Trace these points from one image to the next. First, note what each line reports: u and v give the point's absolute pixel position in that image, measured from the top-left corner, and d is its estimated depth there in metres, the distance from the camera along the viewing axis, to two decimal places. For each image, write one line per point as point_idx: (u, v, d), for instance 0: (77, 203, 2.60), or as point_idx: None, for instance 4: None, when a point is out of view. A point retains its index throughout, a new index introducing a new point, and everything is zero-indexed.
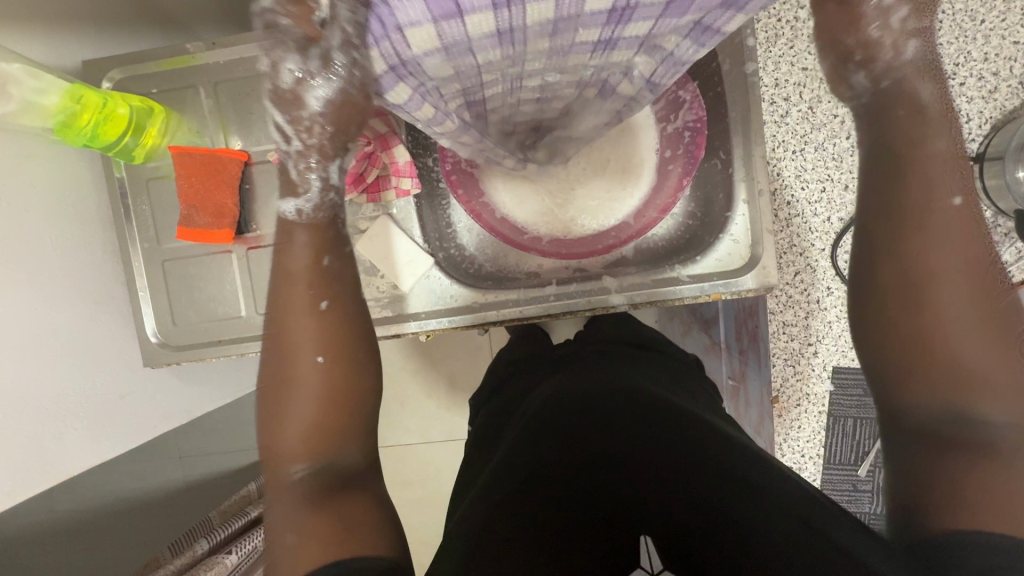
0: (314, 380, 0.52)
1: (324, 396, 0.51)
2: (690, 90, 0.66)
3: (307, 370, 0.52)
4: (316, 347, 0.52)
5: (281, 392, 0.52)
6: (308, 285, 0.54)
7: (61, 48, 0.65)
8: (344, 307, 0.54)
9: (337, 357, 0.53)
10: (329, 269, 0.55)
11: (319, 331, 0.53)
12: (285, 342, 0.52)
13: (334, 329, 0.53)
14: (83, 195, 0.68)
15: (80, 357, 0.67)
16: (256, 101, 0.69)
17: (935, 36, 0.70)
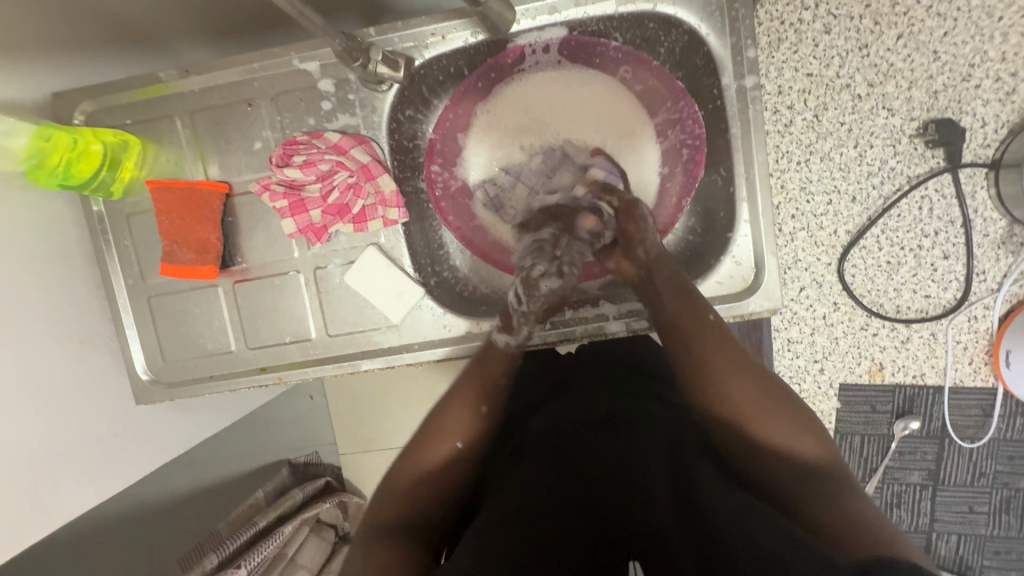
0: (462, 426, 0.57)
1: (468, 451, 0.57)
2: (687, 103, 0.63)
3: (458, 422, 0.57)
4: (473, 405, 0.59)
5: (434, 425, 0.57)
6: (500, 369, 0.61)
7: (28, 82, 0.63)
8: (512, 392, 0.62)
9: (491, 423, 0.59)
10: (512, 361, 0.62)
11: (492, 404, 0.59)
12: (457, 398, 0.59)
13: (501, 406, 0.60)
14: (62, 234, 0.66)
15: (71, 401, 0.66)
16: (234, 128, 0.66)
17: (949, 36, 0.65)
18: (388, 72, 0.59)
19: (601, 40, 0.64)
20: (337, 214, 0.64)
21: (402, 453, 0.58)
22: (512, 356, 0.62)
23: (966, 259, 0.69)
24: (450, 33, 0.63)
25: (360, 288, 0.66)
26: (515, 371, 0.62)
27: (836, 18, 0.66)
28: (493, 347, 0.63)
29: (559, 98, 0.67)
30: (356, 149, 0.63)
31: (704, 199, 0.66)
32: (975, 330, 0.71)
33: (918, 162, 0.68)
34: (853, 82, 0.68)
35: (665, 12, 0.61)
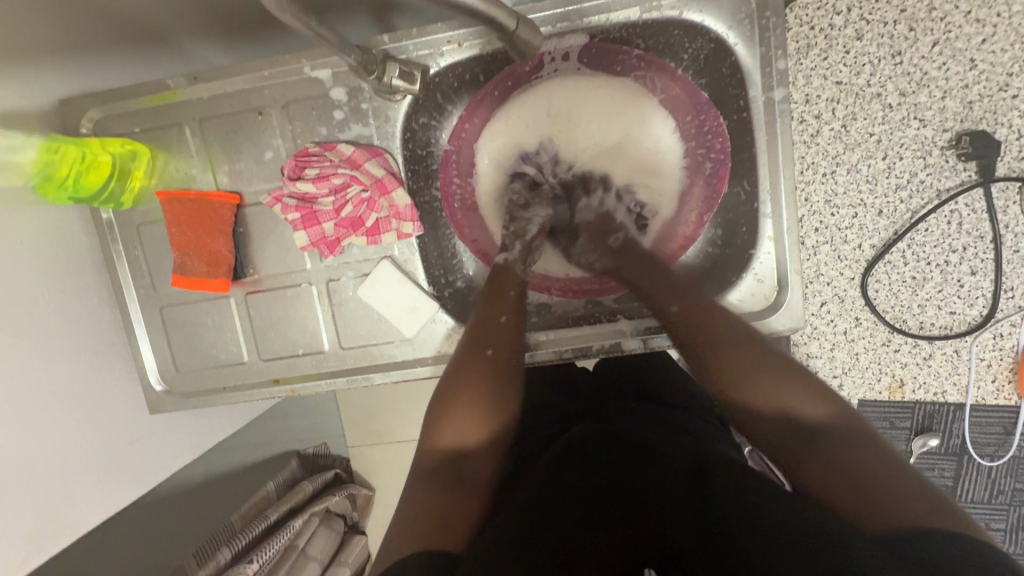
0: (479, 381, 0.59)
1: (488, 395, 0.59)
2: (712, 114, 0.61)
3: (473, 373, 0.59)
4: (491, 349, 0.60)
5: (449, 390, 0.59)
6: (500, 305, 0.62)
7: (33, 90, 0.61)
8: (519, 328, 0.62)
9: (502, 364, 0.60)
10: (514, 297, 0.63)
11: (501, 343, 0.61)
12: (466, 350, 0.61)
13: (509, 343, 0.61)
14: (72, 244, 0.65)
15: (86, 412, 0.66)
16: (245, 137, 0.64)
17: (988, 43, 0.62)
18: (404, 84, 0.58)
19: (623, 47, 0.61)
20: (351, 227, 0.63)
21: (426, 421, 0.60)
22: (513, 295, 0.63)
23: (994, 275, 0.67)
24: (467, 41, 0.61)
25: (372, 302, 0.65)
26: (516, 309, 0.62)
27: (869, 23, 0.63)
28: (495, 288, 0.63)
29: (580, 101, 0.64)
30: (370, 163, 0.62)
31: (726, 212, 0.64)
32: (1000, 348, 0.69)
33: (949, 176, 0.66)
34: (884, 91, 0.65)
35: (692, 20, 0.59)
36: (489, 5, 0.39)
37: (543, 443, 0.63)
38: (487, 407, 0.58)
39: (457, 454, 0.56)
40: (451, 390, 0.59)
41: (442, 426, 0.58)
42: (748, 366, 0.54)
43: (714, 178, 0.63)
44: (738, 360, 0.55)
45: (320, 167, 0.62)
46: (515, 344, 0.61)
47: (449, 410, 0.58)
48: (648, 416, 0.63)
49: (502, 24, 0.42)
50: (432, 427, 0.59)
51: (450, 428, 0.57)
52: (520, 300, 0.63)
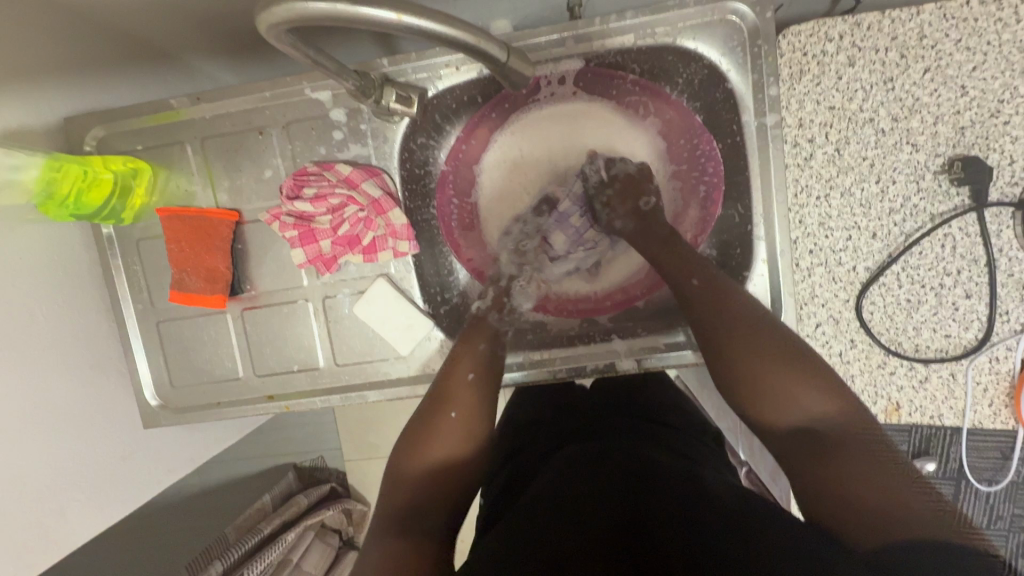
0: (449, 430, 0.58)
1: (455, 445, 0.58)
2: (704, 138, 0.62)
3: (443, 424, 0.58)
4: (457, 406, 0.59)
5: (413, 437, 0.58)
6: (471, 358, 0.63)
7: (39, 108, 0.63)
8: (489, 380, 0.62)
9: (471, 420, 0.59)
10: (483, 352, 0.63)
11: (469, 393, 0.60)
12: (435, 395, 0.60)
13: (478, 393, 0.61)
14: (72, 259, 0.66)
15: (81, 428, 0.66)
16: (245, 156, 0.65)
17: (978, 70, 0.63)
18: (401, 108, 0.59)
19: (618, 72, 0.62)
20: (347, 245, 0.64)
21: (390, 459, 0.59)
22: (482, 350, 0.64)
23: (989, 299, 0.67)
24: (463, 65, 0.62)
25: (368, 319, 0.66)
26: (486, 363, 0.63)
27: (862, 49, 0.64)
28: (467, 340, 0.64)
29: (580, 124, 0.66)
30: (367, 183, 0.63)
31: (720, 234, 0.64)
32: (996, 372, 0.69)
33: (942, 200, 0.66)
34: (876, 116, 0.66)
35: (686, 47, 0.60)
36: (478, 42, 0.41)
37: (536, 460, 0.63)
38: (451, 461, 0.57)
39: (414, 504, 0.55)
40: (423, 428, 0.58)
41: (404, 467, 0.57)
42: (759, 361, 0.53)
43: (707, 200, 0.64)
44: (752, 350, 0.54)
45: (318, 185, 0.62)
46: (485, 406, 0.61)
47: (413, 454, 0.57)
48: (642, 434, 0.63)
49: (492, 57, 0.43)
50: (398, 462, 0.58)
51: (411, 471, 0.56)
52: (489, 354, 0.64)
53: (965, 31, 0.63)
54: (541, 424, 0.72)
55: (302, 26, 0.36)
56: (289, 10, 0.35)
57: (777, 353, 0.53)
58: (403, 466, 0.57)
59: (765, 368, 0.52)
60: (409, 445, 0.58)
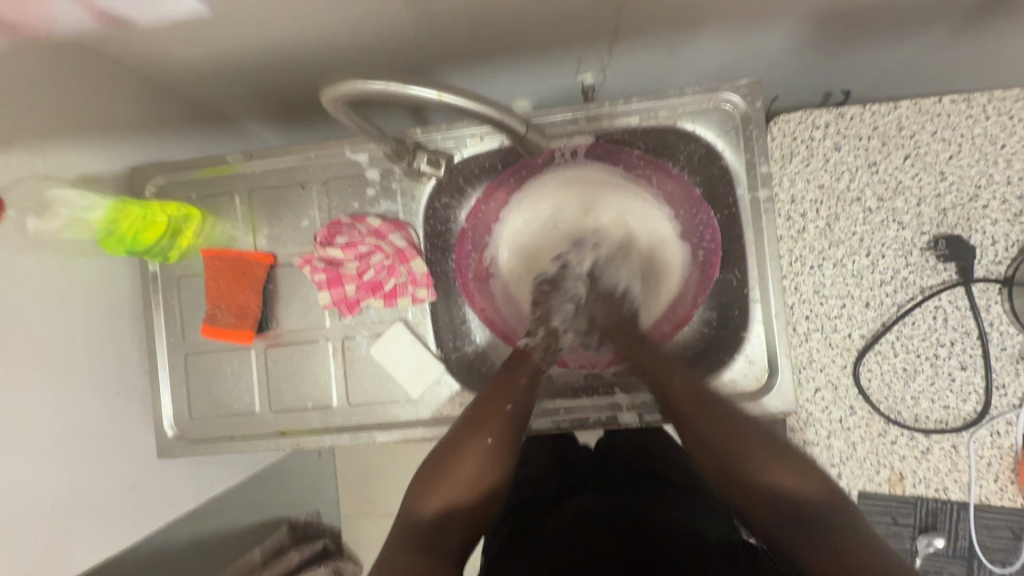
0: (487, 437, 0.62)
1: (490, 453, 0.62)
2: (704, 209, 0.68)
3: (482, 438, 0.62)
4: (490, 418, 0.63)
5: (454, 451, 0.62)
6: (512, 389, 0.65)
7: (109, 156, 0.71)
8: (526, 414, 0.65)
9: (504, 450, 0.63)
10: (525, 384, 0.66)
11: (505, 424, 0.63)
12: (466, 427, 0.63)
13: (513, 425, 0.63)
14: (117, 290, 0.72)
15: (99, 453, 0.68)
16: (285, 206, 0.72)
17: (955, 158, 0.70)
18: (430, 169, 0.67)
19: (626, 148, 0.70)
20: (370, 290, 0.69)
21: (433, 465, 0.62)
22: (525, 382, 0.66)
23: (984, 371, 0.69)
24: (487, 136, 0.70)
25: (383, 361, 0.70)
26: (527, 396, 0.65)
27: (846, 137, 0.71)
28: (507, 375, 0.66)
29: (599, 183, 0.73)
30: (395, 235, 0.69)
31: (721, 296, 0.68)
32: (999, 446, 0.70)
33: (930, 274, 0.70)
34: (863, 195, 0.71)
35: (685, 128, 0.68)
36: (506, 118, 0.48)
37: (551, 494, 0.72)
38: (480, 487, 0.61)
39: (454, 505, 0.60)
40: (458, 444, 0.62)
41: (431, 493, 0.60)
42: (735, 447, 0.59)
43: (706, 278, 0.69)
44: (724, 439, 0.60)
45: (350, 234, 0.68)
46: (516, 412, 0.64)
47: (441, 481, 0.61)
48: (645, 481, 0.70)
49: (514, 129, 0.50)
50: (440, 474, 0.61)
51: (447, 481, 0.61)
52: (532, 386, 0.66)
53: (939, 124, 0.69)
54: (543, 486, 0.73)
55: (360, 100, 0.43)
56: (351, 87, 0.42)
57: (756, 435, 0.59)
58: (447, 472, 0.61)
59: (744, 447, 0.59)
60: (437, 474, 0.61)
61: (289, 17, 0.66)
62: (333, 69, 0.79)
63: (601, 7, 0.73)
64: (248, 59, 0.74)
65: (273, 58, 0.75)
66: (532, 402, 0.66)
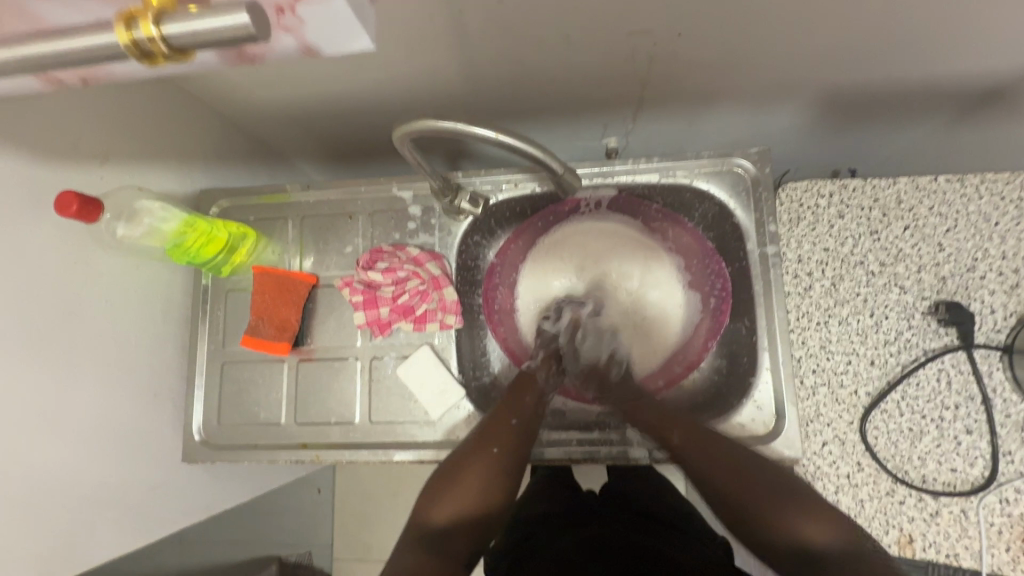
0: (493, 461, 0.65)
1: (492, 473, 0.64)
2: (715, 259, 0.74)
3: (487, 458, 0.65)
4: (498, 443, 0.66)
5: (459, 468, 0.64)
6: (519, 408, 0.69)
7: (184, 178, 0.80)
8: (531, 432, 0.68)
9: (509, 466, 0.65)
10: (531, 403, 0.70)
11: (510, 436, 0.67)
12: (473, 444, 0.66)
13: (519, 442, 0.67)
14: (171, 297, 0.78)
15: (131, 448, 0.72)
16: (333, 233, 0.80)
17: (952, 232, 0.75)
18: (470, 207, 0.73)
19: (644, 202, 0.77)
20: (402, 313, 0.74)
21: (440, 476, 0.65)
22: (530, 402, 0.70)
23: (990, 436, 0.71)
24: (521, 182, 0.78)
25: (408, 380, 0.73)
26: (532, 415, 0.69)
27: (849, 206, 0.78)
28: (514, 394, 0.70)
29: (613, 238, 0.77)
30: (431, 263, 0.75)
31: (731, 343, 0.72)
32: (1008, 515, 0.70)
33: (933, 337, 0.74)
34: (866, 260, 0.77)
35: (701, 186, 0.75)
36: (550, 160, 0.55)
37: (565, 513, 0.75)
38: (486, 493, 0.64)
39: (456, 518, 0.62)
40: (463, 463, 0.65)
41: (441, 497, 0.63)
42: (760, 501, 0.60)
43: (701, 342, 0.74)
44: (743, 490, 0.61)
45: (389, 260, 0.75)
46: (523, 434, 0.67)
47: (448, 489, 0.63)
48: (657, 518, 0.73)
49: (553, 169, 0.57)
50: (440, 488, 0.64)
51: (451, 498, 0.63)
52: (536, 407, 0.70)
53: (936, 201, 0.76)
54: (550, 520, 0.74)
55: (427, 137, 0.51)
56: (423, 126, 0.50)
57: (774, 480, 0.61)
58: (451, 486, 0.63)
59: (767, 503, 0.60)
60: (444, 479, 0.64)
61: (359, 71, 0.76)
62: (387, 119, 0.89)
63: (629, 80, 0.83)
64: (315, 105, 0.84)
65: (337, 106, 0.85)
66: (536, 420, 0.69)
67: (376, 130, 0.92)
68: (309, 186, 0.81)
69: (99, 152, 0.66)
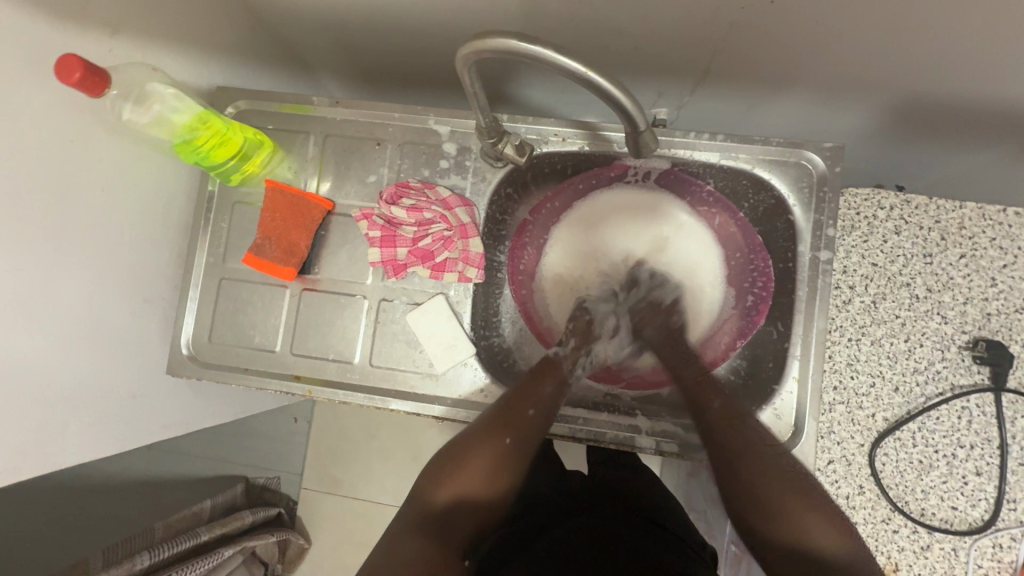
0: (497, 454, 0.61)
1: (491, 465, 0.61)
2: (762, 255, 0.69)
3: (491, 447, 0.61)
4: (511, 431, 0.62)
5: (461, 453, 0.61)
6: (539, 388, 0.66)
7: (200, 69, 0.72)
8: (545, 422, 0.65)
9: (516, 456, 0.62)
10: (549, 393, 0.66)
11: (530, 431, 0.63)
12: (486, 426, 0.63)
13: (531, 432, 0.63)
14: (173, 199, 0.72)
15: (112, 353, 0.67)
16: (357, 158, 0.73)
17: (1009, 268, 0.71)
18: (512, 154, 0.66)
19: (698, 181, 0.71)
20: (420, 258, 0.69)
21: (438, 461, 0.63)
22: (548, 392, 0.66)
23: (998, 481, 0.69)
24: (569, 138, 0.72)
25: (416, 329, 0.69)
26: (550, 404, 0.65)
27: (908, 223, 0.73)
28: (536, 378, 0.67)
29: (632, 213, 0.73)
30: (460, 209, 0.69)
31: (756, 346, 0.69)
32: (998, 559, 0.69)
33: (963, 374, 0.71)
34: (913, 283, 0.72)
35: (760, 175, 0.69)
36: (632, 108, 0.48)
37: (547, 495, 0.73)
38: (491, 488, 0.61)
39: (448, 509, 0.59)
40: (467, 450, 0.61)
41: (440, 485, 0.60)
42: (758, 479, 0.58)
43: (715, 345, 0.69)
44: (757, 482, 0.58)
45: (414, 200, 0.69)
46: (535, 430, 0.64)
47: (449, 475, 0.60)
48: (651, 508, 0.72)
49: (634, 122, 0.50)
50: (435, 477, 0.61)
51: (449, 487, 0.60)
52: (556, 396, 0.66)
53: (999, 233, 0.71)
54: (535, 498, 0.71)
55: (502, 57, 0.45)
56: (500, 44, 0.44)
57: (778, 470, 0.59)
58: (446, 477, 0.60)
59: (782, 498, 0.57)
60: (445, 470, 0.61)
61: None
62: (429, 46, 0.81)
63: (700, 47, 0.76)
64: (354, 15, 0.76)
65: (379, 19, 0.77)
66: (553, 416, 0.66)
67: (415, 56, 0.84)
68: (338, 101, 0.74)
69: (112, 21, 0.58)
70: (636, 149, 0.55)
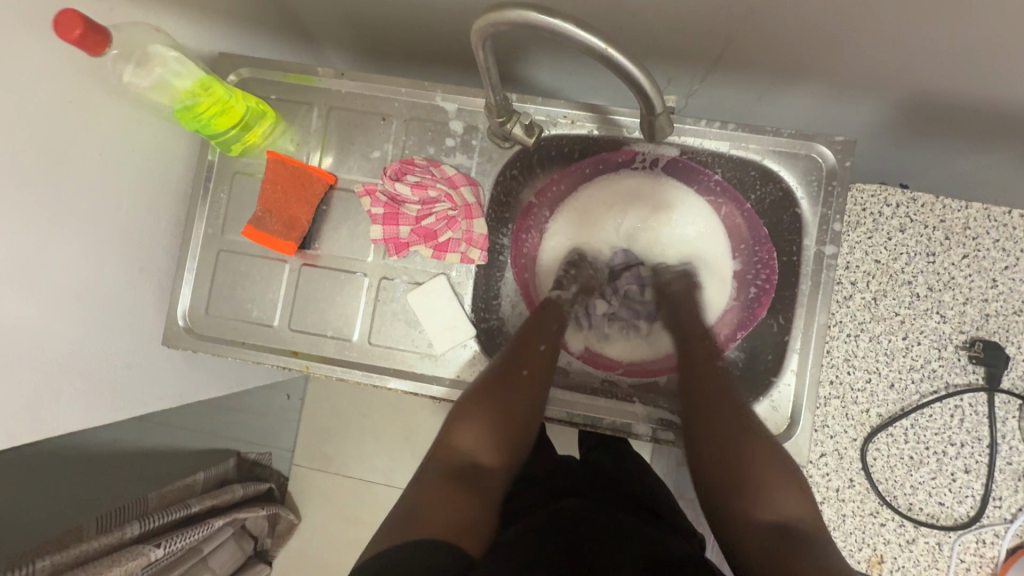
0: (497, 407, 0.65)
1: (494, 418, 0.65)
2: (766, 248, 0.69)
3: (492, 400, 0.65)
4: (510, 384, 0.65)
5: (465, 411, 0.65)
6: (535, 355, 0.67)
7: (202, 34, 0.70)
8: (543, 372, 0.67)
9: (517, 408, 0.66)
10: (543, 347, 0.68)
11: (529, 382, 0.66)
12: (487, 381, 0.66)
13: (531, 385, 0.66)
14: (171, 167, 0.70)
15: (107, 321, 0.66)
16: (361, 133, 0.72)
17: (1010, 270, 0.71)
18: (522, 134, 0.65)
19: (705, 170, 0.70)
20: (423, 237, 0.69)
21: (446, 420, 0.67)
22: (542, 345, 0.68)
23: (985, 479, 0.70)
24: (578, 121, 0.71)
25: (416, 308, 0.69)
26: (544, 357, 0.68)
27: (913, 221, 0.73)
28: (530, 336, 0.68)
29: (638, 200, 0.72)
30: (465, 189, 0.69)
31: (756, 338, 0.69)
32: (980, 555, 0.71)
33: (958, 373, 0.72)
34: (915, 281, 0.73)
35: (769, 167, 0.69)
36: (651, 91, 0.48)
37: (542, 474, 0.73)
38: (499, 438, 0.65)
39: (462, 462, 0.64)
40: (471, 407, 0.65)
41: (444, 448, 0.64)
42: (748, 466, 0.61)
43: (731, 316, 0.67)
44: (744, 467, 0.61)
45: (419, 177, 0.68)
46: (533, 379, 0.67)
47: (458, 429, 0.65)
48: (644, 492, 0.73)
49: (651, 103, 0.49)
50: (446, 433, 0.66)
51: (459, 441, 0.64)
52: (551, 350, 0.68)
53: (1003, 234, 0.71)
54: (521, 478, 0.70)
55: (521, 30, 0.44)
56: (521, 16, 0.43)
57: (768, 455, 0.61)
58: (456, 433, 0.65)
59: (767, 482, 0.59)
60: (455, 426, 0.65)
61: None
62: (437, 22, 0.79)
63: (714, 33, 0.74)
64: None
65: None
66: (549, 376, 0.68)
67: (421, 30, 0.82)
68: (342, 73, 0.72)
69: None
70: (649, 131, 0.55)
